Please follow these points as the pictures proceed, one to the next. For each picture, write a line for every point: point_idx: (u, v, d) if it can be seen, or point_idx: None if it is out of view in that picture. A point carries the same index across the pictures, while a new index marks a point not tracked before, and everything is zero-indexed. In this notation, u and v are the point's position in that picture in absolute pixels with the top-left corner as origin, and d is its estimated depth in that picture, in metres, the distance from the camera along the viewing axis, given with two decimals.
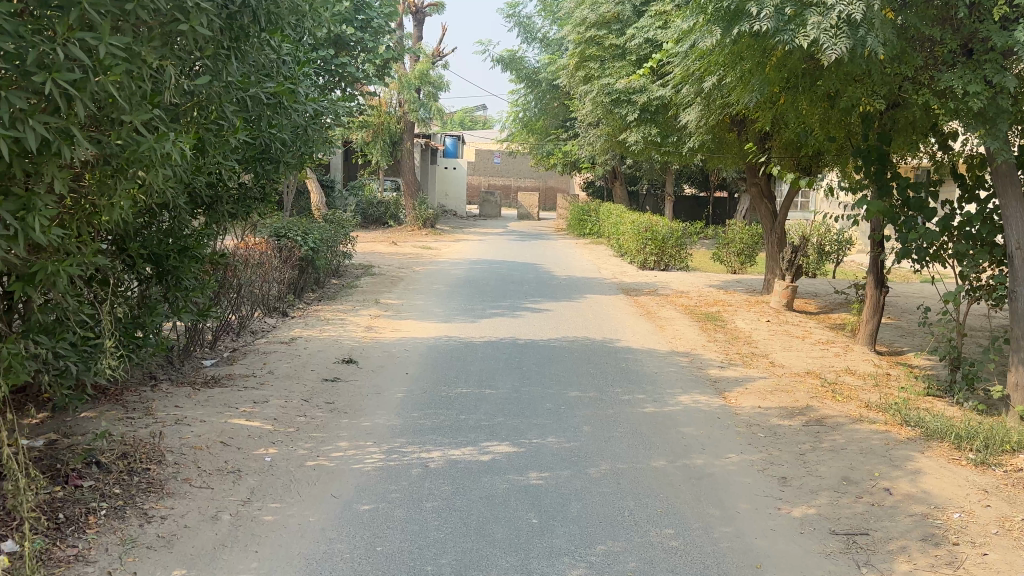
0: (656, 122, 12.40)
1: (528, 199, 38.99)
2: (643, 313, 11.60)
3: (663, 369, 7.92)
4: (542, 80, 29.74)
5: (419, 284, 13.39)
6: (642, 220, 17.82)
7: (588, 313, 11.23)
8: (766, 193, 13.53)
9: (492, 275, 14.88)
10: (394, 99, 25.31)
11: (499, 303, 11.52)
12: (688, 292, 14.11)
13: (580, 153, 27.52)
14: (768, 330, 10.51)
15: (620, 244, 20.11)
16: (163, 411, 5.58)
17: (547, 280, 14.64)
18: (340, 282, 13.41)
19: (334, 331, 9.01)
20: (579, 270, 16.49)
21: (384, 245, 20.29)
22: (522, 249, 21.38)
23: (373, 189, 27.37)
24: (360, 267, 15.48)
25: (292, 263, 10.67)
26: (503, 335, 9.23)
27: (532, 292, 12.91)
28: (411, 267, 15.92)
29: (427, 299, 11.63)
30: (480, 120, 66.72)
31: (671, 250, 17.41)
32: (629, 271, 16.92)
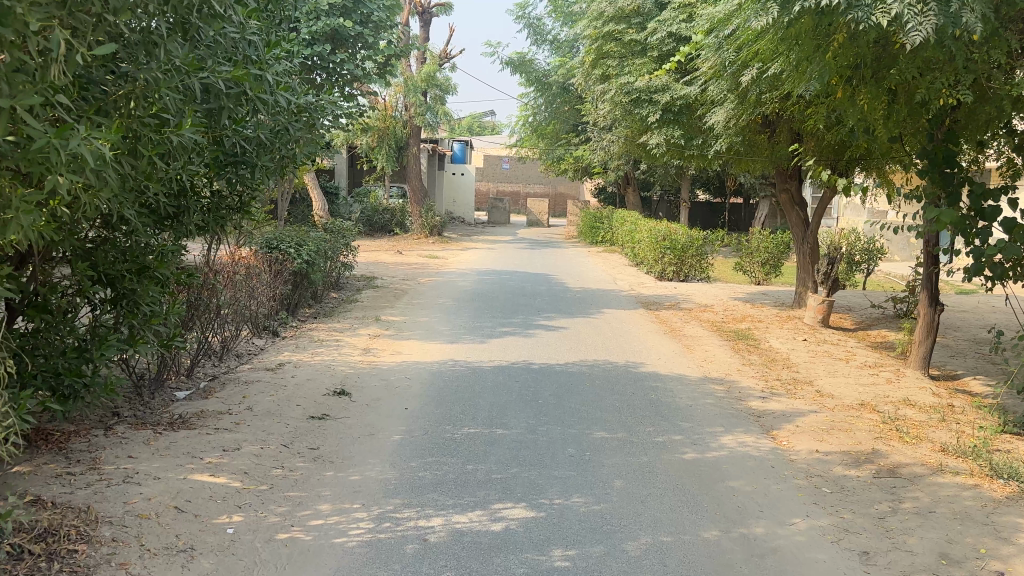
0: (680, 122, 11.44)
1: (538, 206, 38.09)
2: (667, 330, 10.65)
3: (699, 400, 6.96)
4: (554, 83, 28.94)
5: (424, 298, 12.48)
6: (660, 228, 16.88)
7: (608, 331, 10.28)
8: (797, 200, 12.58)
9: (502, 288, 13.95)
10: (400, 103, 24.19)
11: (510, 320, 10.60)
12: (712, 305, 13.15)
13: (593, 159, 26.63)
14: (807, 351, 9.54)
15: (636, 253, 19.17)
16: (112, 463, 4.67)
17: (561, 293, 13.70)
18: (340, 296, 12.52)
19: (326, 355, 8.09)
20: (594, 282, 15.55)
21: (389, 255, 19.39)
22: (533, 259, 20.47)
23: (378, 196, 26.50)
24: (362, 278, 14.62)
25: (285, 277, 9.76)
26: (515, 358, 8.29)
27: (546, 307, 12.00)
28: (416, 278, 15.03)
29: (432, 316, 10.71)
30: (489, 126, 65.93)
31: (692, 261, 16.44)
32: (647, 282, 15.97)
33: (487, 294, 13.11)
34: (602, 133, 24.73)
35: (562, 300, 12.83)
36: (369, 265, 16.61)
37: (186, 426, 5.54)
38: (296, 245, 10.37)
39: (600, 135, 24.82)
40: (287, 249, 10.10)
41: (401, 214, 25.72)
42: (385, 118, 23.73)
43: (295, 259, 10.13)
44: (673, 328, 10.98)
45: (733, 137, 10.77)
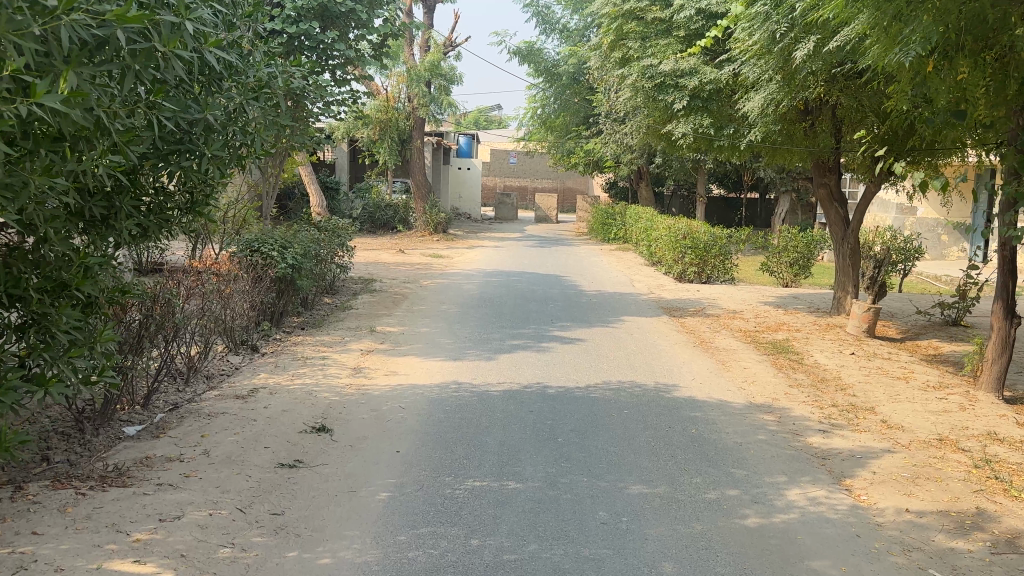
0: (710, 109, 10.30)
1: (545, 201, 36.92)
2: (696, 342, 9.53)
3: (748, 437, 5.84)
4: (563, 73, 27.85)
5: (425, 303, 11.37)
6: (680, 225, 15.73)
7: (631, 343, 9.16)
8: (836, 195, 11.41)
9: (511, 291, 12.84)
10: (403, 94, 23.27)
11: (520, 331, 9.49)
12: (741, 311, 12.00)
13: (604, 152, 25.48)
14: (860, 368, 8.40)
15: (654, 252, 18.02)
16: (8, 544, 3.59)
17: (575, 298, 12.57)
18: (333, 302, 11.41)
19: (307, 376, 6.98)
20: (610, 285, 14.41)
21: (390, 255, 18.27)
22: (542, 258, 19.35)
23: (380, 191, 25.41)
24: (360, 280, 13.53)
25: (267, 284, 8.66)
26: (528, 378, 7.17)
27: (559, 313, 10.90)
28: (417, 280, 13.93)
29: (435, 326, 9.60)
30: (495, 120, 64.73)
31: (714, 261, 15.26)
32: (667, 284, 14.83)
33: (494, 299, 12.00)
34: (615, 125, 23.64)
35: (576, 306, 11.70)
36: (368, 266, 15.51)
37: (121, 481, 4.46)
38: (281, 243, 9.20)
39: (613, 126, 23.74)
40: (268, 250, 8.89)
41: (405, 210, 24.61)
42: (388, 110, 22.89)
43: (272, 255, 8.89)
44: (703, 338, 9.85)
45: (770, 123, 9.60)
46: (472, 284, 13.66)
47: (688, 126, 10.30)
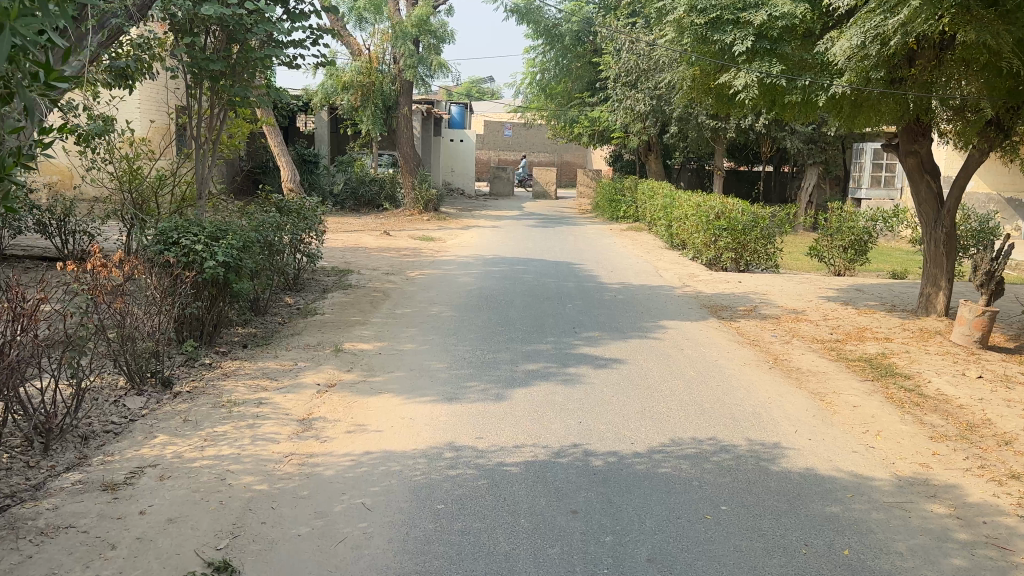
0: (780, 53, 8.01)
1: (544, 175, 34.48)
2: (768, 360, 7.22)
3: (940, 566, 3.51)
4: (564, 33, 25.52)
5: (413, 304, 9.03)
6: (711, 203, 13.41)
7: (686, 362, 6.85)
8: (927, 165, 9.08)
9: (517, 285, 10.50)
10: (388, 55, 20.85)
11: (536, 345, 7.16)
12: (805, 312, 9.67)
13: (612, 120, 23.06)
14: (1011, 405, 6.07)
15: (677, 234, 15.70)
16: None
17: (596, 293, 10.23)
18: (294, 303, 9.04)
19: (228, 439, 4.63)
20: (634, 274, 12.08)
21: (373, 237, 15.91)
22: (548, 240, 17.00)
23: (365, 164, 22.96)
24: (332, 272, 11.19)
25: (187, 291, 6.27)
26: (561, 435, 4.83)
27: (582, 316, 8.60)
28: (403, 270, 11.59)
29: (425, 340, 7.27)
30: (488, 91, 62.03)
31: (755, 246, 12.90)
32: (699, 273, 12.52)
33: (499, 297, 9.65)
34: (627, 90, 21.47)
35: (600, 305, 9.37)
36: (345, 252, 13.13)
37: None
38: (220, 229, 6.77)
39: (624, 91, 21.56)
40: (190, 243, 6.35)
41: (392, 187, 22.30)
42: (370, 73, 20.52)
43: (200, 236, 6.44)
44: (774, 353, 7.56)
45: (865, 66, 7.29)
46: (469, 275, 11.32)
47: (751, 73, 7.96)
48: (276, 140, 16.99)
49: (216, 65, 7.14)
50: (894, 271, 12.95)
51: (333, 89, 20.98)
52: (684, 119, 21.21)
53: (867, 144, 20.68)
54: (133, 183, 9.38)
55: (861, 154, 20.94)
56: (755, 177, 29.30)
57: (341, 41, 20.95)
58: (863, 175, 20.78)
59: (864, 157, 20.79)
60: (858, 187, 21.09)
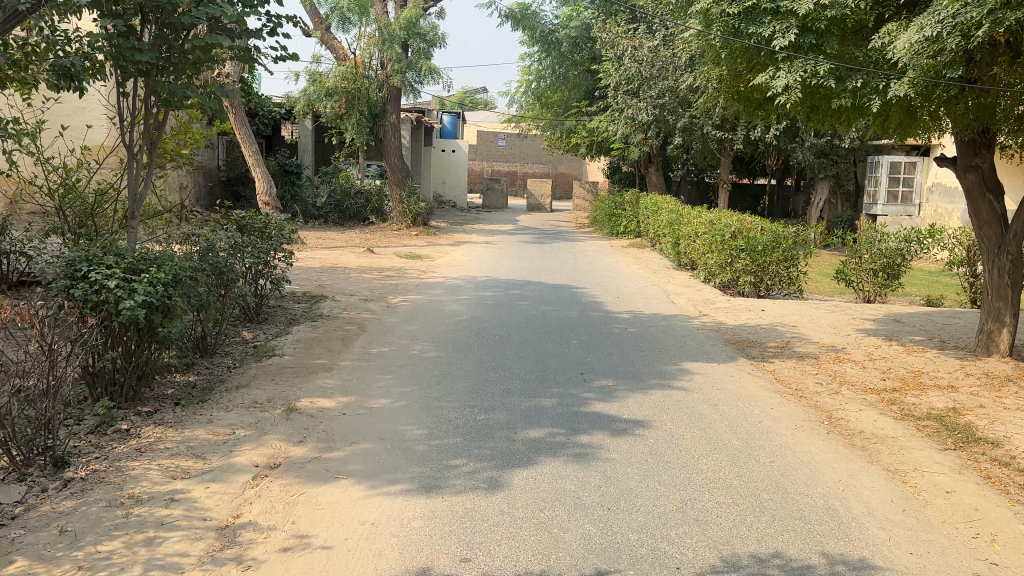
0: (828, 49, 6.80)
1: (539, 187, 33.27)
2: (821, 421, 5.92)
3: None
4: (561, 40, 24.36)
5: (392, 340, 7.72)
6: (727, 220, 12.17)
7: (725, 425, 5.52)
8: (990, 181, 7.84)
9: (513, 315, 9.19)
10: (376, 59, 19.46)
11: (538, 400, 5.84)
12: (846, 349, 8.39)
13: (612, 130, 21.83)
14: None
15: (686, 253, 14.43)
16: None
17: (603, 325, 8.93)
18: (251, 339, 7.70)
19: (112, 567, 3.29)
20: (643, 300, 10.77)
21: (355, 255, 14.58)
22: (546, 258, 15.71)
23: (350, 175, 21.69)
24: (304, 298, 9.88)
25: (94, 337, 4.91)
26: (579, 556, 3.51)
27: (590, 356, 7.30)
28: (384, 296, 10.26)
29: (402, 392, 5.94)
30: (483, 101, 60.96)
31: (777, 269, 11.61)
32: (716, 298, 11.25)
33: (492, 329, 8.35)
34: (628, 98, 20.29)
35: (609, 341, 8.05)
36: (321, 274, 11.80)
37: None
38: (145, 258, 5.44)
39: (625, 100, 20.40)
40: (101, 277, 5.00)
41: (378, 199, 21.02)
42: (356, 78, 19.19)
43: (115, 268, 5.10)
44: (825, 409, 6.26)
45: (935, 62, 6.08)
46: (458, 302, 10.01)
47: (793, 72, 6.72)
48: (250, 149, 15.64)
49: (146, 54, 5.78)
50: (930, 298, 11.70)
51: (316, 95, 19.69)
52: (688, 130, 19.98)
53: (883, 157, 19.41)
54: (66, 197, 8.04)
55: (876, 168, 19.66)
56: (758, 191, 28.22)
57: (326, 44, 19.70)
58: (878, 191, 19.51)
59: (880, 171, 19.55)
60: (872, 203, 19.85)
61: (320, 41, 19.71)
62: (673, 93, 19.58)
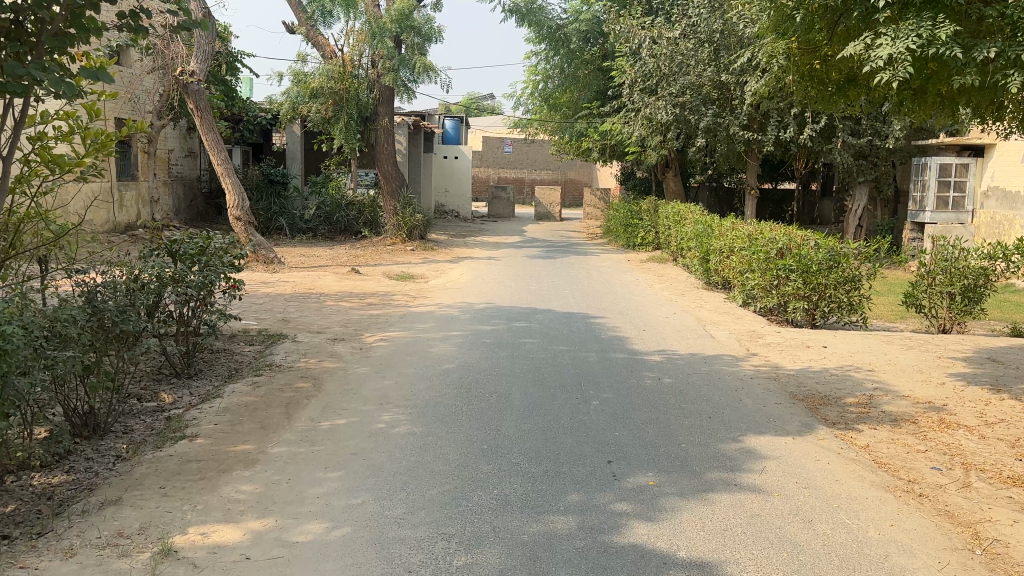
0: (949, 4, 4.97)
1: (546, 195, 31.36)
2: (970, 548, 3.96)
3: None
4: (570, 35, 22.44)
5: (354, 403, 5.82)
6: (772, 235, 10.26)
7: (837, 571, 3.57)
8: None
9: (515, 361, 7.27)
10: (365, 58, 17.60)
11: (549, 521, 3.90)
12: (950, 409, 6.43)
13: (625, 132, 19.96)
14: None
15: (719, 272, 12.49)
16: None
17: (631, 373, 6.99)
18: (166, 408, 5.87)
19: None
20: (675, 334, 8.86)
21: (336, 276, 12.78)
22: (556, 277, 13.85)
23: (342, 184, 19.92)
24: (259, 338, 8.05)
25: None
26: None
27: (618, 430, 5.37)
28: (359, 333, 8.41)
29: (346, 506, 4.03)
30: (489, 107, 59.39)
31: (835, 294, 9.60)
32: (762, 329, 9.34)
33: (489, 383, 6.46)
34: (645, 96, 18.39)
35: (642, 402, 6.10)
36: (289, 303, 9.92)
37: None
38: None
39: (642, 98, 18.51)
40: None
41: (371, 211, 19.07)
42: (344, 78, 17.41)
43: None
44: (964, 521, 4.31)
45: None
46: (448, 340, 8.12)
47: (900, 39, 4.85)
48: (218, 157, 13.69)
49: None
50: (1020, 327, 9.71)
51: (300, 98, 17.90)
52: (712, 131, 18.07)
53: (930, 160, 17.27)
54: None
55: (924, 171, 17.57)
56: (781, 196, 26.32)
57: (311, 41, 17.91)
58: (926, 197, 17.40)
59: (929, 174, 17.35)
60: (919, 211, 17.77)
61: (305, 39, 17.93)
62: (695, 90, 17.71)
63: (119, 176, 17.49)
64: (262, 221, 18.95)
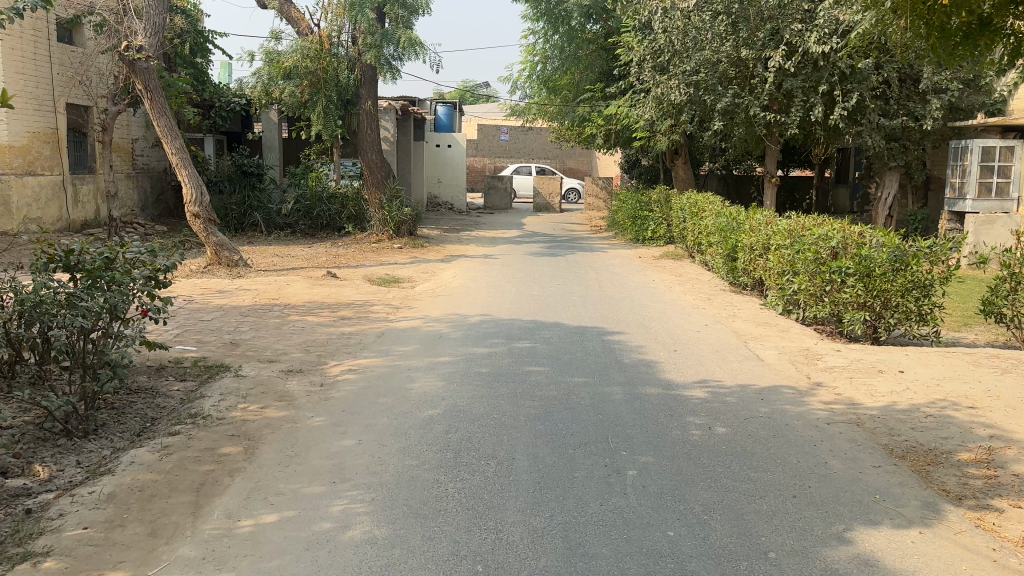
0: None
1: (546, 184, 29.53)
2: None
3: None
4: (570, 12, 20.72)
5: (295, 483, 4.15)
6: (822, 231, 8.58)
7: None
8: None
9: (520, 403, 5.59)
10: (345, 34, 15.80)
11: None
12: None
13: (632, 114, 18.24)
14: None
15: (750, 272, 10.81)
16: None
17: (673, 419, 5.32)
18: (31, 491, 4.15)
19: None
20: (713, 356, 7.18)
21: (307, 280, 11.08)
22: (563, 278, 12.16)
23: (324, 175, 18.17)
24: (194, 371, 6.36)
25: None
26: None
27: (671, 527, 3.72)
28: (322, 361, 6.72)
29: None
30: (484, 96, 57.49)
31: (903, 302, 7.93)
32: (818, 347, 7.67)
33: (485, 441, 4.78)
34: (656, 75, 16.82)
35: (696, 470, 4.43)
36: (243, 320, 8.23)
37: None
38: None
39: (653, 77, 16.90)
40: None
41: (354, 204, 17.32)
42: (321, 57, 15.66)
43: None
44: None
45: None
46: (432, 372, 6.43)
47: None
48: (172, 144, 11.88)
49: None
50: None
51: (272, 79, 16.21)
52: (729, 113, 16.34)
53: (973, 142, 15.64)
54: None
55: (964, 155, 15.93)
56: (793, 183, 24.66)
57: (285, 17, 16.16)
58: (968, 182, 15.78)
59: (969, 159, 15.81)
60: (960, 198, 16.10)
61: (279, 14, 16.16)
62: (711, 67, 15.98)
63: (73, 168, 15.87)
64: (235, 216, 17.17)
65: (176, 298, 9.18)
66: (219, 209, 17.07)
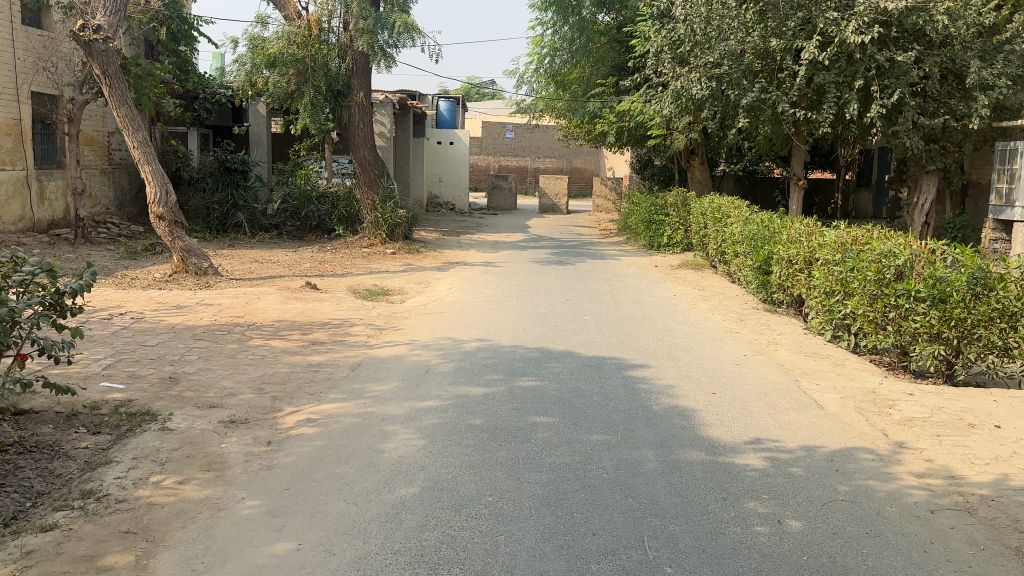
0: None
1: (553, 185, 28.19)
2: None
3: None
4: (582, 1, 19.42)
5: None
6: (886, 246, 7.21)
7: None
8: None
9: (524, 477, 4.23)
10: (335, 19, 14.48)
11: None
12: None
13: (648, 111, 16.87)
14: None
15: (788, 289, 9.43)
16: None
17: (729, 508, 3.96)
18: None
19: None
20: (760, 401, 5.80)
21: (283, 292, 9.75)
22: (573, 292, 10.81)
23: (313, 173, 16.85)
24: (112, 419, 5.02)
25: None
26: None
27: None
28: (276, 407, 5.37)
29: None
30: (489, 94, 56.17)
31: (986, 333, 6.54)
32: (886, 389, 6.29)
33: (474, 547, 3.44)
34: (676, 67, 15.55)
35: None
36: (194, 345, 6.90)
37: None
38: None
39: (672, 70, 15.67)
40: None
41: (346, 204, 16.01)
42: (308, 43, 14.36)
43: None
44: None
45: None
46: (411, 424, 5.06)
47: None
48: (134, 136, 10.53)
49: None
50: None
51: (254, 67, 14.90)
52: (755, 109, 14.94)
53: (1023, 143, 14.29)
54: None
55: (1012, 158, 14.57)
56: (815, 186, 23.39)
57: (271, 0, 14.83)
58: (1016, 187, 14.40)
59: (1018, 162, 14.43)
60: (1008, 205, 14.73)
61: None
62: (736, 60, 14.62)
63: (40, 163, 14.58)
64: (217, 216, 15.85)
65: (124, 316, 7.86)
66: (200, 209, 15.76)
